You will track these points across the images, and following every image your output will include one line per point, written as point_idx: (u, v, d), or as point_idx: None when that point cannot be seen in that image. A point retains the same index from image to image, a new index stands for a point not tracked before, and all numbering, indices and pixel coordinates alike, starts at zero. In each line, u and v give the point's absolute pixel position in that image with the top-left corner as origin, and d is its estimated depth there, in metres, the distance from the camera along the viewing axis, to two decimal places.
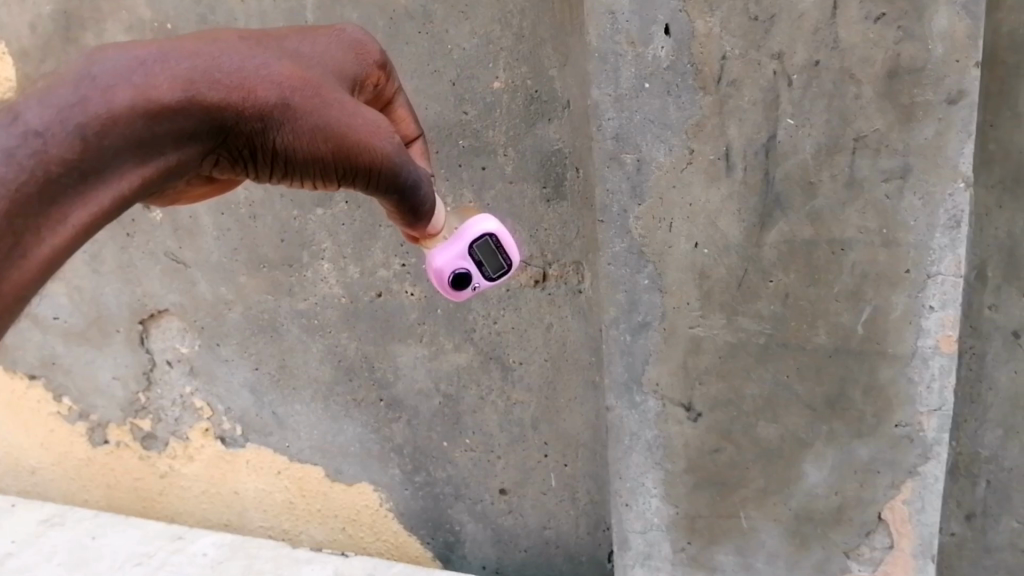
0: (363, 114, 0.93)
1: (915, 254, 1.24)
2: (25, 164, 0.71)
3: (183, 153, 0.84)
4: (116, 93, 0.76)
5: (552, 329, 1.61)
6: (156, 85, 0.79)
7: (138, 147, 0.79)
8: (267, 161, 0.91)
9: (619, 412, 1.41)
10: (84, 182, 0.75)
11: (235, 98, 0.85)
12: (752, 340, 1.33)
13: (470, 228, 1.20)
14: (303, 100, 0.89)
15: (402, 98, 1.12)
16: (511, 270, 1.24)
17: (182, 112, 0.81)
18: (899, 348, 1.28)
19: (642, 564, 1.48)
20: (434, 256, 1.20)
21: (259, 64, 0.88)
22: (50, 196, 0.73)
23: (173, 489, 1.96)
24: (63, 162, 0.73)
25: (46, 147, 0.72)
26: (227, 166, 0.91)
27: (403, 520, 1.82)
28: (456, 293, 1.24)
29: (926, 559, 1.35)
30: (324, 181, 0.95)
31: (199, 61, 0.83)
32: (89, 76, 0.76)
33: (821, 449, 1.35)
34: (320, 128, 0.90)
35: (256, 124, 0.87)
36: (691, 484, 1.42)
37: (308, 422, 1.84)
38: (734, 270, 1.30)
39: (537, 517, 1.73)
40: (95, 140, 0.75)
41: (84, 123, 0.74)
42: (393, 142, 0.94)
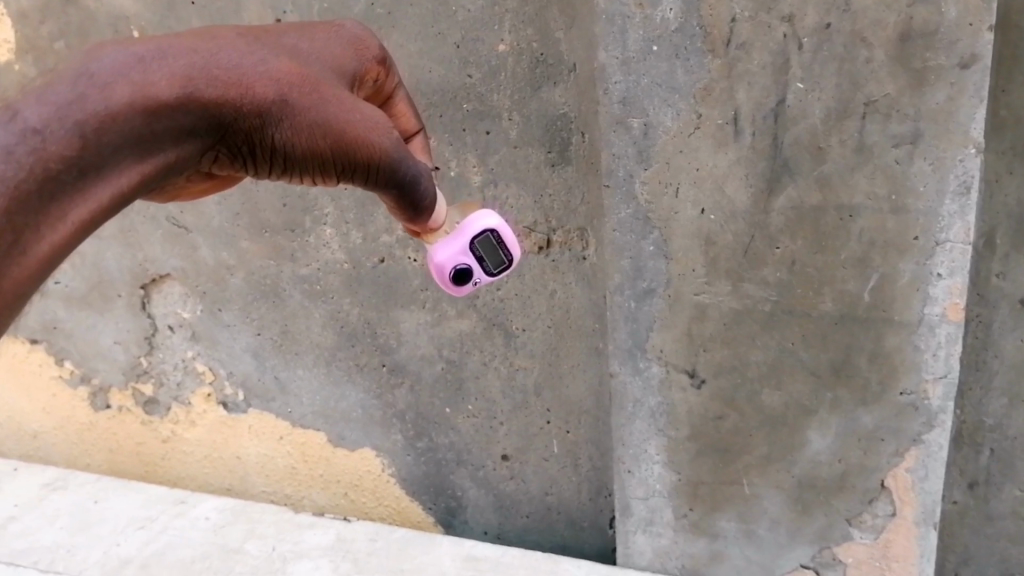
0: (362, 110, 0.95)
1: (923, 221, 1.22)
2: (23, 162, 0.72)
3: (181, 149, 0.85)
4: (115, 89, 0.78)
5: (555, 296, 1.60)
6: (154, 82, 0.80)
7: (137, 143, 0.80)
8: (266, 158, 0.92)
9: (622, 378, 1.41)
10: (83, 179, 0.77)
11: (233, 94, 0.86)
12: (757, 307, 1.32)
13: (472, 224, 1.21)
14: (302, 96, 0.91)
15: (401, 92, 1.14)
16: (512, 265, 1.25)
17: (181, 108, 0.82)
18: (906, 315, 1.27)
19: (644, 530, 1.50)
20: (436, 251, 1.22)
21: (258, 60, 0.89)
22: (49, 193, 0.74)
23: (175, 453, 1.97)
24: (62, 159, 0.74)
25: (44, 145, 0.73)
26: (226, 162, 0.92)
27: (406, 485, 1.83)
28: (457, 289, 1.25)
29: (928, 526, 1.36)
30: (324, 177, 0.97)
31: (197, 57, 0.84)
32: (88, 73, 0.77)
33: (825, 417, 1.35)
34: (318, 124, 0.91)
35: (255, 121, 0.88)
36: (694, 450, 1.42)
37: (310, 387, 1.83)
38: (741, 237, 1.29)
39: (539, 483, 1.73)
40: (93, 137, 0.76)
41: (82, 120, 0.76)
42: (391, 138, 0.96)
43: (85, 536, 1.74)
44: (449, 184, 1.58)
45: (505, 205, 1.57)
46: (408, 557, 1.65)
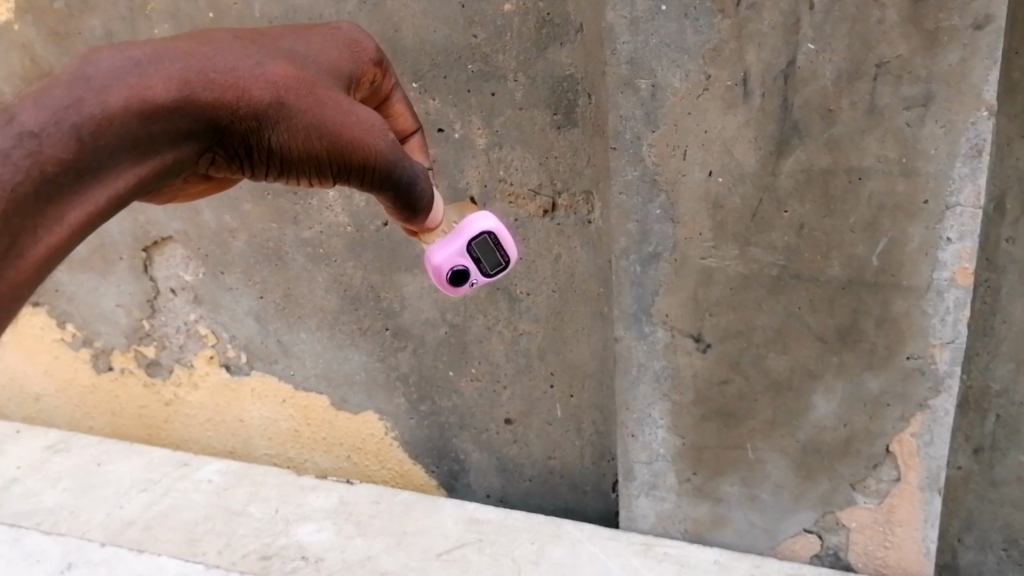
0: (357, 112, 0.99)
1: (934, 184, 1.21)
2: (20, 163, 0.77)
3: (178, 151, 0.90)
4: (111, 93, 0.83)
5: (560, 260, 1.59)
6: (150, 85, 0.85)
7: (134, 146, 0.85)
8: (262, 159, 0.97)
9: (628, 342, 1.43)
10: (80, 181, 0.82)
11: (229, 98, 0.91)
12: (764, 271, 1.31)
13: (471, 226, 1.21)
14: (297, 99, 0.96)
15: (398, 93, 1.17)
16: (509, 266, 1.26)
17: (176, 110, 0.88)
18: (914, 280, 1.26)
19: (648, 494, 1.53)
20: (434, 252, 1.22)
21: (254, 65, 0.94)
22: (47, 195, 0.79)
23: (178, 415, 1.99)
24: (59, 161, 0.79)
25: (41, 147, 0.78)
26: (223, 164, 0.97)
27: (409, 448, 1.83)
28: (454, 289, 1.25)
29: (932, 491, 1.37)
30: (321, 180, 1.01)
31: (193, 61, 0.90)
32: (84, 77, 0.82)
33: (830, 382, 1.34)
34: (313, 126, 0.96)
35: (251, 123, 0.94)
36: (698, 414, 1.43)
37: (313, 350, 1.83)
38: (749, 200, 1.28)
39: (542, 447, 1.74)
40: (90, 140, 0.81)
41: (78, 123, 0.81)
42: (387, 140, 0.99)
43: (89, 498, 1.75)
44: (453, 146, 1.57)
45: (510, 168, 1.55)
46: (411, 519, 1.65)
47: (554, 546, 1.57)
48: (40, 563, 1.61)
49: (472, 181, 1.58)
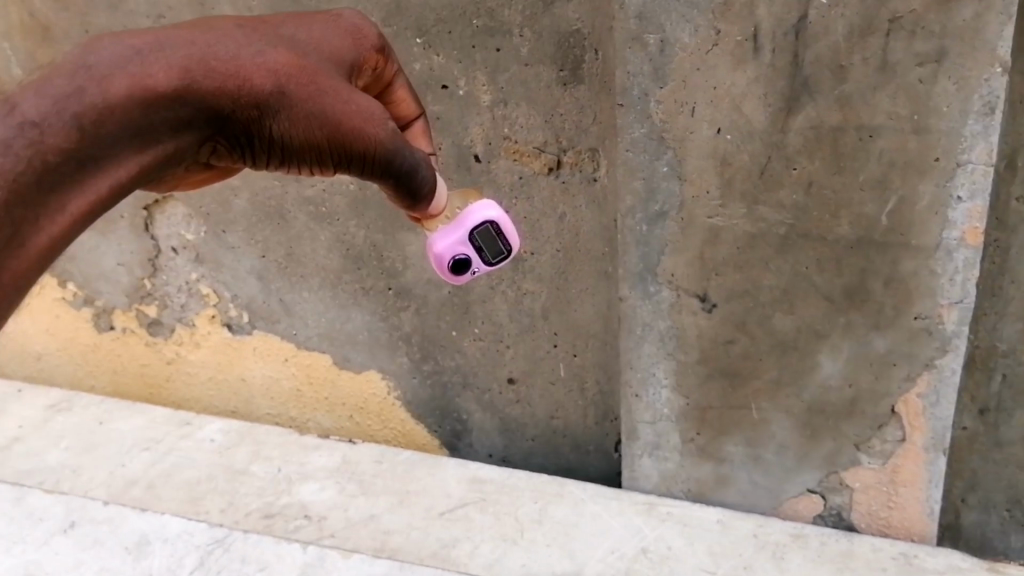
0: (358, 101, 0.99)
1: (946, 142, 1.19)
2: (21, 153, 0.81)
3: (178, 140, 0.92)
4: (112, 82, 0.86)
5: (565, 219, 1.57)
6: (151, 74, 0.88)
7: (134, 135, 0.88)
8: (264, 148, 0.98)
9: (632, 302, 1.42)
10: (80, 171, 0.85)
11: (229, 86, 0.92)
12: (772, 230, 1.30)
13: (472, 216, 1.23)
14: (298, 87, 0.96)
15: (401, 79, 1.16)
16: (510, 254, 1.27)
17: (177, 99, 0.89)
18: (923, 239, 1.25)
19: (651, 454, 1.54)
20: (436, 240, 1.23)
21: (256, 52, 0.94)
22: (50, 184, 0.83)
23: (180, 374, 1.99)
24: (60, 151, 0.83)
25: (42, 137, 0.82)
26: (225, 153, 0.99)
27: (413, 407, 1.84)
28: (455, 276, 1.27)
29: (937, 452, 1.38)
30: (322, 169, 1.02)
31: (194, 49, 0.91)
32: (85, 66, 0.85)
33: (837, 342, 1.34)
34: (314, 115, 0.96)
35: (252, 112, 0.94)
36: (703, 374, 1.44)
37: (316, 309, 1.82)
38: (758, 157, 1.26)
39: (546, 407, 1.74)
40: (91, 129, 0.85)
41: (79, 113, 0.84)
42: (387, 129, 1.00)
43: (92, 457, 1.75)
44: (457, 103, 1.54)
45: (515, 125, 1.53)
46: (414, 478, 1.65)
47: (556, 505, 1.57)
48: (42, 522, 1.62)
49: (476, 140, 1.56)
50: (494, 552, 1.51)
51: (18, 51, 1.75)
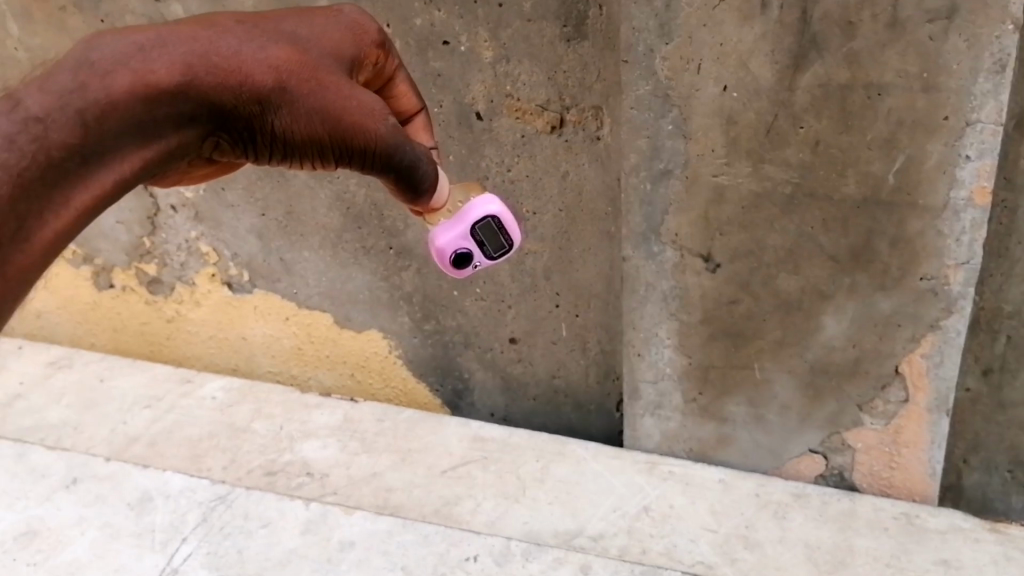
0: (358, 96, 1.00)
1: (955, 100, 1.16)
2: (26, 148, 0.82)
3: (181, 135, 0.93)
4: (115, 77, 0.86)
5: (568, 177, 1.54)
6: (154, 69, 0.88)
7: (137, 130, 0.89)
8: (266, 143, 0.99)
9: (636, 262, 1.42)
10: (85, 166, 0.86)
11: (231, 82, 0.93)
12: (777, 190, 1.28)
13: (475, 210, 1.22)
14: (299, 83, 0.97)
15: (402, 74, 1.17)
16: (512, 249, 1.26)
17: (180, 94, 0.90)
18: (931, 199, 1.23)
19: (652, 413, 1.56)
20: (437, 235, 1.22)
21: (257, 48, 0.96)
22: (54, 178, 0.84)
23: (180, 333, 2.00)
24: (64, 146, 0.84)
25: (46, 132, 0.83)
26: (228, 149, 1.00)
27: (413, 367, 1.85)
28: (457, 271, 1.26)
29: (941, 413, 1.38)
30: (324, 163, 1.03)
31: (197, 45, 0.92)
32: (88, 62, 0.86)
33: (841, 302, 1.33)
34: (315, 110, 0.98)
35: (253, 107, 0.96)
36: (706, 334, 1.44)
37: (316, 268, 1.81)
38: (764, 116, 1.24)
39: (547, 366, 1.74)
40: (95, 124, 0.86)
41: (83, 108, 0.85)
42: (387, 124, 1.01)
43: (93, 414, 1.75)
44: (458, 60, 1.50)
45: (517, 83, 1.49)
46: (416, 437, 1.66)
47: (557, 464, 1.58)
48: (45, 478, 1.62)
49: (477, 97, 1.52)
50: (496, 509, 1.52)
51: (11, 3, 1.70)
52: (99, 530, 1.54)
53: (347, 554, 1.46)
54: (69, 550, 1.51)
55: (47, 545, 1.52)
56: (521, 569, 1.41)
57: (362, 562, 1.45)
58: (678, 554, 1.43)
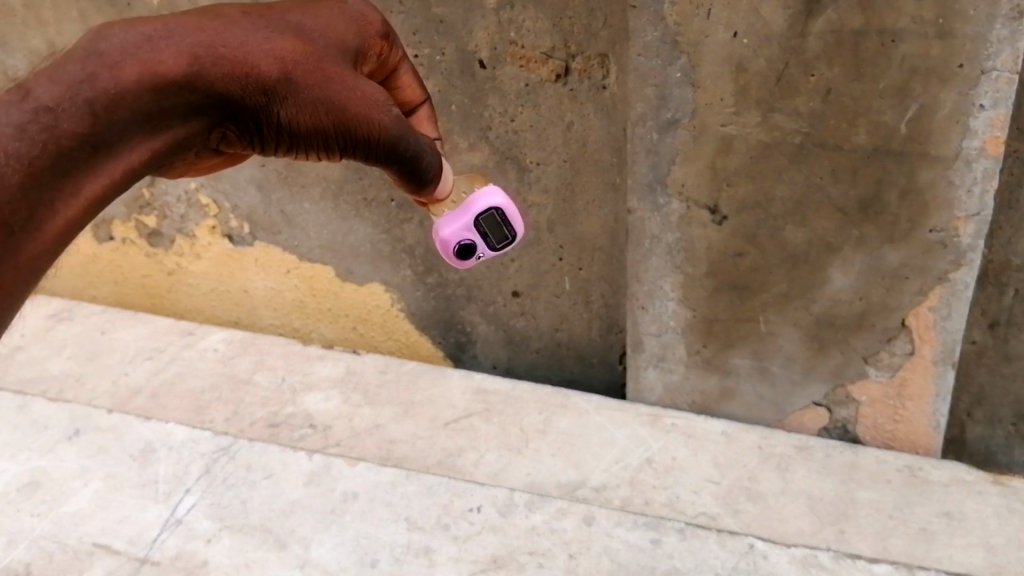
0: (362, 88, 1.02)
1: (970, 48, 1.14)
2: (37, 138, 0.83)
3: (189, 126, 0.95)
4: (124, 68, 0.88)
5: (572, 128, 1.52)
6: (162, 59, 0.90)
7: (146, 120, 0.90)
8: (272, 134, 1.01)
9: (642, 215, 1.40)
10: (95, 156, 0.87)
11: (237, 74, 0.95)
12: (786, 140, 1.26)
13: (480, 201, 1.25)
14: (304, 74, 0.99)
15: (404, 66, 1.18)
16: (515, 240, 1.29)
17: (187, 84, 0.92)
18: (943, 149, 1.21)
19: (656, 366, 1.55)
20: (441, 226, 1.25)
21: (262, 39, 0.97)
22: (64, 168, 0.85)
23: (181, 286, 1.99)
24: (74, 136, 0.85)
25: (57, 122, 0.84)
26: (234, 140, 1.02)
27: (415, 319, 1.84)
28: (461, 261, 1.29)
29: (946, 366, 1.38)
30: (328, 154, 1.05)
31: (203, 36, 0.93)
32: (97, 52, 0.87)
33: (849, 255, 1.32)
34: (320, 101, 1.00)
35: (260, 98, 0.97)
36: (711, 287, 1.43)
37: (317, 220, 1.80)
38: (774, 63, 1.21)
39: (550, 319, 1.74)
40: (105, 114, 0.87)
41: (92, 98, 0.86)
42: (390, 114, 1.03)
43: (95, 366, 1.75)
44: (461, 6, 1.47)
45: (522, 29, 1.46)
46: (419, 389, 1.65)
47: (560, 416, 1.58)
48: (48, 429, 1.62)
49: (481, 44, 1.49)
50: (499, 461, 1.52)
51: None
52: (103, 481, 1.53)
53: (351, 505, 1.45)
54: (73, 501, 1.50)
55: (52, 496, 1.52)
56: (524, 519, 1.41)
57: (366, 513, 1.44)
58: (682, 505, 1.43)
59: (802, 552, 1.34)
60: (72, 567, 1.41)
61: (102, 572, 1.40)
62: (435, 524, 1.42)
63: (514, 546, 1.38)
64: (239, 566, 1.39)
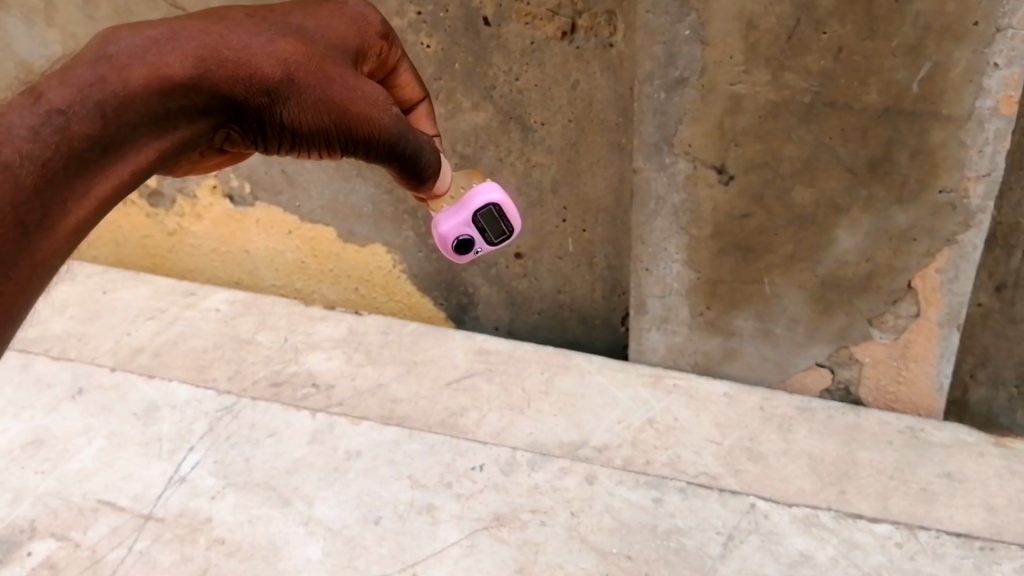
0: (363, 88, 1.04)
1: (986, 5, 1.12)
2: (50, 139, 0.83)
3: (195, 127, 0.96)
4: (132, 71, 0.89)
5: (578, 87, 1.50)
6: (168, 62, 0.91)
7: (154, 122, 0.91)
8: (275, 134, 1.02)
9: (648, 174, 1.39)
10: (105, 157, 0.88)
11: (242, 76, 0.96)
12: (796, 99, 1.24)
13: (478, 198, 1.26)
14: (307, 75, 1.00)
15: (405, 64, 1.20)
16: (513, 234, 1.31)
17: (193, 87, 0.93)
18: (955, 109, 1.20)
19: (659, 327, 1.56)
20: (439, 222, 1.27)
21: (266, 42, 0.98)
22: (75, 169, 0.85)
23: (182, 246, 1.97)
24: (85, 138, 0.85)
25: (68, 124, 0.84)
26: (238, 140, 1.03)
27: (417, 281, 1.83)
28: (459, 256, 1.31)
29: (951, 328, 1.39)
30: (331, 152, 1.07)
31: (208, 39, 0.94)
32: (105, 56, 0.88)
33: (856, 215, 1.32)
34: (322, 101, 1.01)
35: (263, 99, 0.98)
36: (716, 248, 1.42)
37: (318, 180, 1.78)
38: (786, 21, 1.19)
39: (552, 281, 1.73)
40: (114, 116, 0.87)
41: (102, 100, 0.86)
42: (391, 114, 1.06)
43: (96, 326, 1.74)
44: None
45: None
46: (421, 350, 1.65)
47: (562, 376, 1.58)
48: (51, 388, 1.62)
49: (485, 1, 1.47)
50: (502, 420, 1.52)
51: None
52: (106, 439, 1.53)
53: (354, 463, 1.46)
54: (76, 458, 1.50)
55: (55, 454, 1.51)
56: (527, 477, 1.41)
57: (370, 471, 1.45)
58: (683, 465, 1.43)
59: (803, 512, 1.35)
60: (76, 522, 1.41)
61: (107, 528, 1.40)
62: (438, 482, 1.42)
63: (516, 503, 1.38)
64: (242, 521, 1.39)
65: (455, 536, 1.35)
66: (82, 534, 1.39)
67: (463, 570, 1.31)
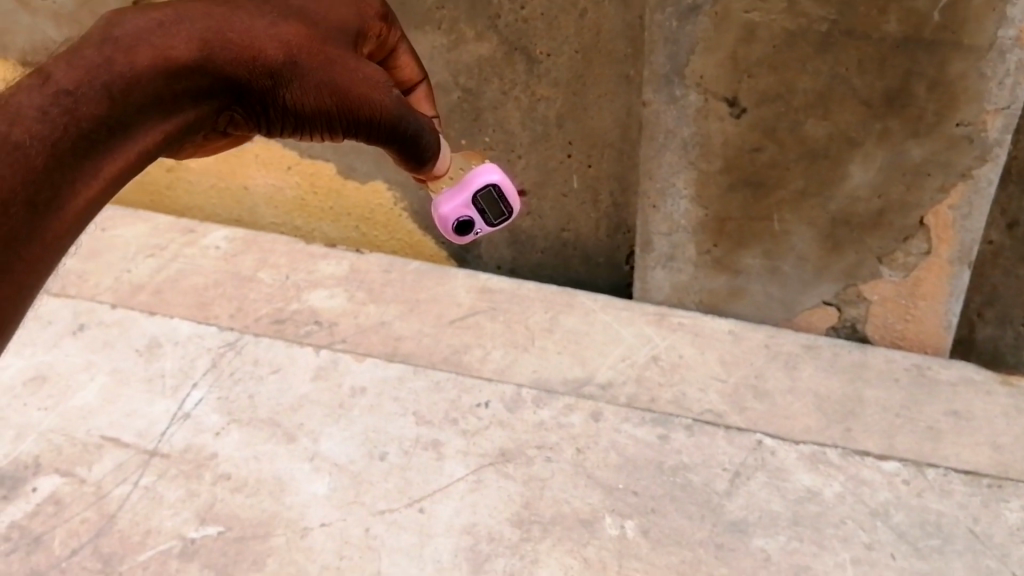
0: (364, 70, 1.01)
1: None
2: (58, 120, 0.80)
3: (199, 109, 0.93)
4: (137, 53, 0.86)
5: (585, 16, 1.46)
6: (173, 45, 0.88)
7: (159, 104, 0.88)
8: (278, 116, 0.99)
9: (657, 107, 1.36)
10: (112, 138, 0.85)
11: (245, 58, 0.93)
12: (813, 28, 1.21)
13: (478, 179, 1.24)
14: (309, 57, 0.97)
15: (404, 45, 1.16)
16: (512, 215, 1.28)
17: (198, 69, 0.90)
18: (977, 39, 1.17)
19: (665, 265, 1.54)
20: (440, 204, 1.25)
21: (268, 23, 0.96)
22: (83, 151, 0.82)
23: (180, 182, 1.94)
24: (93, 118, 0.82)
25: (77, 105, 0.81)
26: (241, 123, 1.00)
27: (419, 219, 1.81)
28: (459, 238, 1.28)
29: (963, 266, 1.37)
30: (332, 135, 1.03)
31: (212, 21, 0.91)
32: (111, 38, 0.85)
33: (871, 150, 1.29)
34: (324, 84, 0.98)
35: (266, 82, 0.96)
36: (726, 184, 1.40)
37: None
38: None
39: (556, 220, 1.71)
40: (121, 97, 0.84)
41: (109, 81, 0.83)
42: (391, 95, 1.01)
43: (95, 263, 1.72)
44: None
45: None
46: (424, 288, 1.64)
47: (567, 315, 1.57)
48: (53, 325, 1.61)
49: None
50: (506, 357, 1.51)
51: None
52: (110, 375, 1.52)
53: (359, 400, 1.45)
54: (79, 395, 1.49)
55: (58, 390, 1.50)
56: (532, 414, 1.41)
57: (375, 407, 1.44)
58: (688, 402, 1.42)
59: (810, 448, 1.35)
60: (81, 459, 1.40)
61: (112, 464, 1.39)
62: (444, 419, 1.41)
63: (522, 440, 1.38)
64: (248, 457, 1.38)
65: (461, 472, 1.34)
66: (87, 470, 1.39)
67: (469, 505, 1.30)
